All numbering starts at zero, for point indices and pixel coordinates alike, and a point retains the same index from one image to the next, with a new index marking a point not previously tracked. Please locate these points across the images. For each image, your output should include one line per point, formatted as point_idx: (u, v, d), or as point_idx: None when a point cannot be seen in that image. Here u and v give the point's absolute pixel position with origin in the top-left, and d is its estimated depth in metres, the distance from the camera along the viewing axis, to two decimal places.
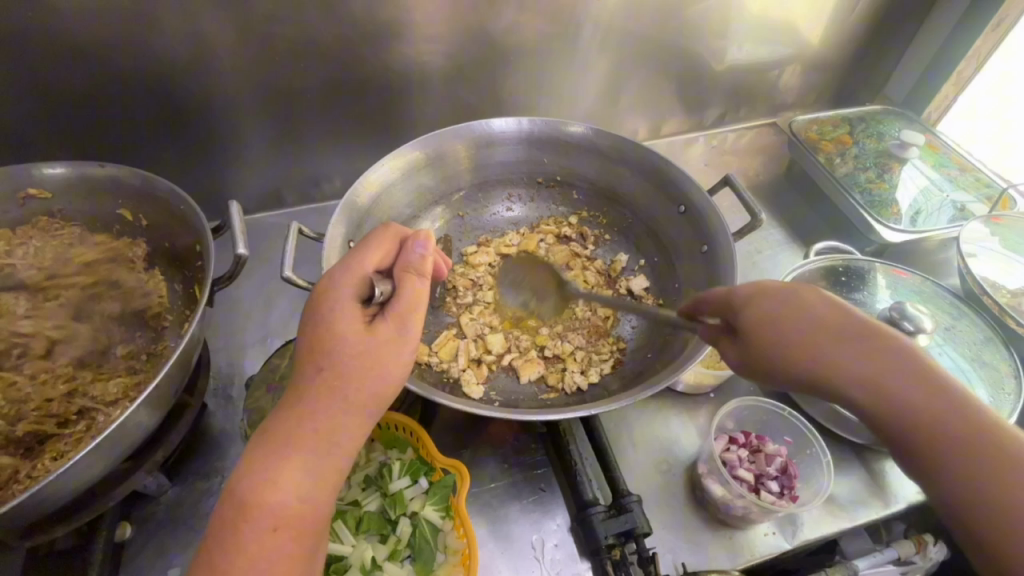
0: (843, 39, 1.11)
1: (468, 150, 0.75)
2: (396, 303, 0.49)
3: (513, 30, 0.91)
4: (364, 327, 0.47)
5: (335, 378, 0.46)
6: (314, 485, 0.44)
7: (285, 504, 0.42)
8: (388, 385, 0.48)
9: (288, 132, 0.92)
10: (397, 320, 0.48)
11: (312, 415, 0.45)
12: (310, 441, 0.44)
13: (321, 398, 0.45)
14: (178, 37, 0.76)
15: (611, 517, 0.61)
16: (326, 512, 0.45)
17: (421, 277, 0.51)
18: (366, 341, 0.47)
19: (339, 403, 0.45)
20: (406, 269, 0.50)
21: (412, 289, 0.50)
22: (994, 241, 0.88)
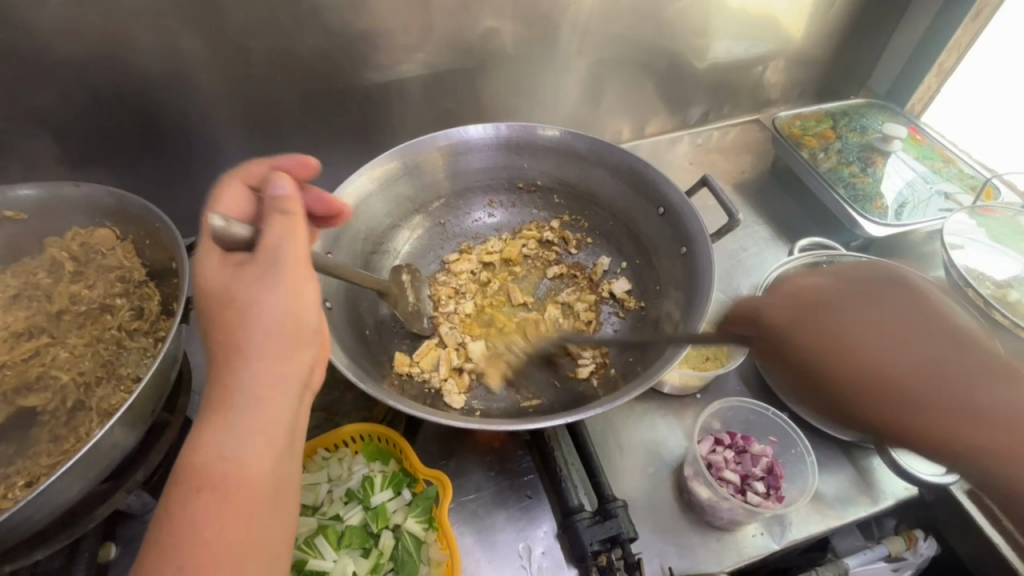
0: (823, 35, 1.11)
1: (446, 157, 0.75)
2: (263, 243, 0.46)
3: (492, 35, 0.91)
4: (239, 274, 0.45)
5: (233, 331, 0.43)
6: (245, 442, 0.41)
7: (217, 463, 0.40)
8: (288, 320, 0.44)
9: (270, 145, 0.92)
10: (262, 257, 0.45)
11: (224, 374, 0.42)
12: (230, 398, 0.42)
13: (227, 354, 0.43)
14: (153, 54, 0.76)
15: (597, 523, 0.60)
16: (273, 466, 0.41)
17: (275, 211, 0.47)
18: (244, 284, 0.44)
19: (244, 350, 0.43)
20: (269, 209, 0.48)
21: (280, 224, 0.46)
22: (980, 231, 0.87)
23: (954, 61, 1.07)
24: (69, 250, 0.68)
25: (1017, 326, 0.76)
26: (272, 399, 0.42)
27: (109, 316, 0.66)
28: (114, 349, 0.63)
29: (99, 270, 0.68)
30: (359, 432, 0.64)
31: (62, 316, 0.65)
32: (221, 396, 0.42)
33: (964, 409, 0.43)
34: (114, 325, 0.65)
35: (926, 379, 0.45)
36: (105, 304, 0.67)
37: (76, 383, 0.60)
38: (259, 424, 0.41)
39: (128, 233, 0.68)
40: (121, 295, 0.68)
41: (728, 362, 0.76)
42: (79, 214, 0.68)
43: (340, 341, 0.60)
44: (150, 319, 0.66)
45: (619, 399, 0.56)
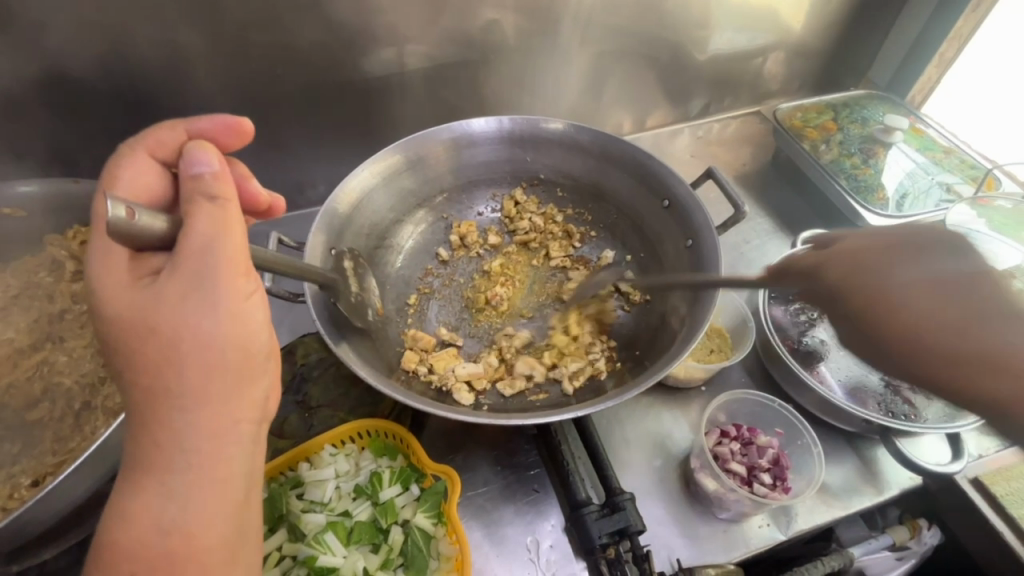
0: (824, 25, 1.11)
1: (448, 151, 0.75)
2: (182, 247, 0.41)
3: (493, 27, 0.90)
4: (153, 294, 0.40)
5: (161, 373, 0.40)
6: (192, 499, 0.39)
7: (166, 523, 0.38)
8: (227, 346, 0.42)
9: (270, 140, 0.91)
10: (186, 261, 0.41)
11: (155, 428, 0.40)
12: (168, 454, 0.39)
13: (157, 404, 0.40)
14: (151, 48, 0.75)
15: (604, 516, 0.61)
16: (225, 517, 0.40)
17: (203, 198, 0.43)
18: (168, 311, 0.40)
19: (178, 400, 0.40)
20: (190, 202, 0.43)
21: (202, 225, 0.41)
22: (982, 221, 0.87)
23: (955, 51, 1.07)
24: (69, 249, 0.67)
25: None
26: (222, 448, 0.41)
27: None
28: None
29: None
30: (365, 428, 0.64)
31: (65, 315, 0.64)
32: (158, 447, 0.39)
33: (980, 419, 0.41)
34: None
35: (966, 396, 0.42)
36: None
37: (81, 384, 0.59)
38: (204, 480, 0.40)
39: None
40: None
41: (733, 354, 0.76)
42: (78, 211, 0.67)
43: (347, 339, 0.60)
44: None
45: (630, 393, 0.56)
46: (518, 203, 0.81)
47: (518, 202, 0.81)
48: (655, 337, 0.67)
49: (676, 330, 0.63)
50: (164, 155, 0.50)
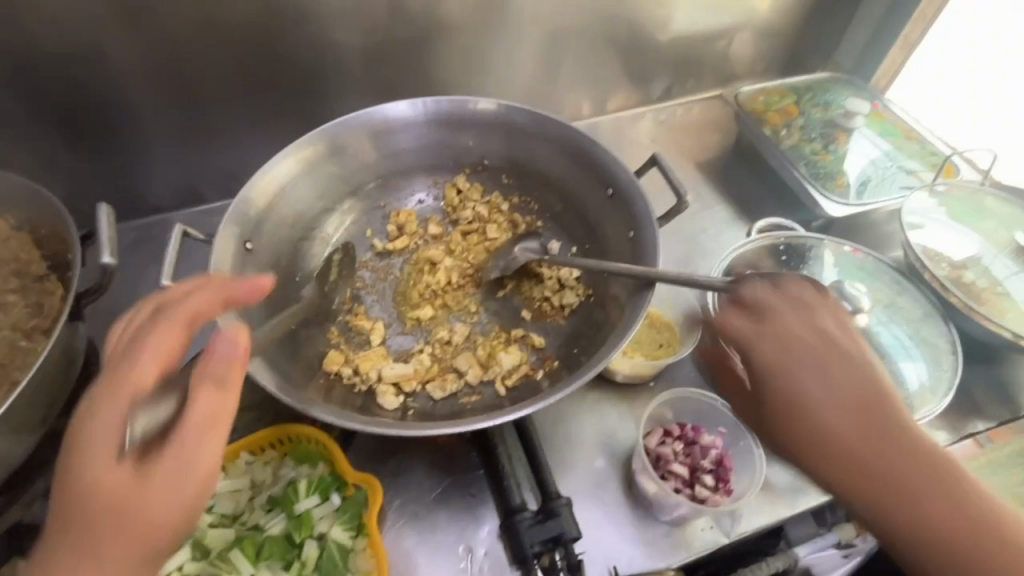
0: (788, 5, 1.07)
1: (380, 135, 0.70)
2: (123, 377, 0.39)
3: (437, 2, 0.84)
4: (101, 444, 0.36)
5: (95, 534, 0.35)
6: None
7: None
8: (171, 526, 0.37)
9: (197, 122, 0.84)
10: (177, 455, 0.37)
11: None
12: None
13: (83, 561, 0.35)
14: (52, 18, 0.69)
15: (538, 523, 0.58)
16: None
17: (216, 382, 0.39)
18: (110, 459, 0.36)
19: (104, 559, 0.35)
20: (195, 378, 0.39)
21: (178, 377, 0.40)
22: (939, 211, 0.86)
23: (919, 34, 1.04)
24: None
25: (972, 308, 0.73)
26: None
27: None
28: (6, 350, 0.57)
29: None
30: (283, 434, 0.59)
31: None
32: None
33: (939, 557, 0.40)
34: (7, 325, 0.58)
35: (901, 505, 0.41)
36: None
37: None
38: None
39: (25, 223, 0.62)
40: (16, 290, 0.61)
41: (681, 350, 0.73)
42: None
43: (254, 340, 0.55)
44: (54, 314, 0.60)
45: (557, 396, 0.53)
46: (461, 192, 0.76)
47: (461, 191, 0.76)
48: (596, 334, 0.64)
49: (615, 321, 0.62)
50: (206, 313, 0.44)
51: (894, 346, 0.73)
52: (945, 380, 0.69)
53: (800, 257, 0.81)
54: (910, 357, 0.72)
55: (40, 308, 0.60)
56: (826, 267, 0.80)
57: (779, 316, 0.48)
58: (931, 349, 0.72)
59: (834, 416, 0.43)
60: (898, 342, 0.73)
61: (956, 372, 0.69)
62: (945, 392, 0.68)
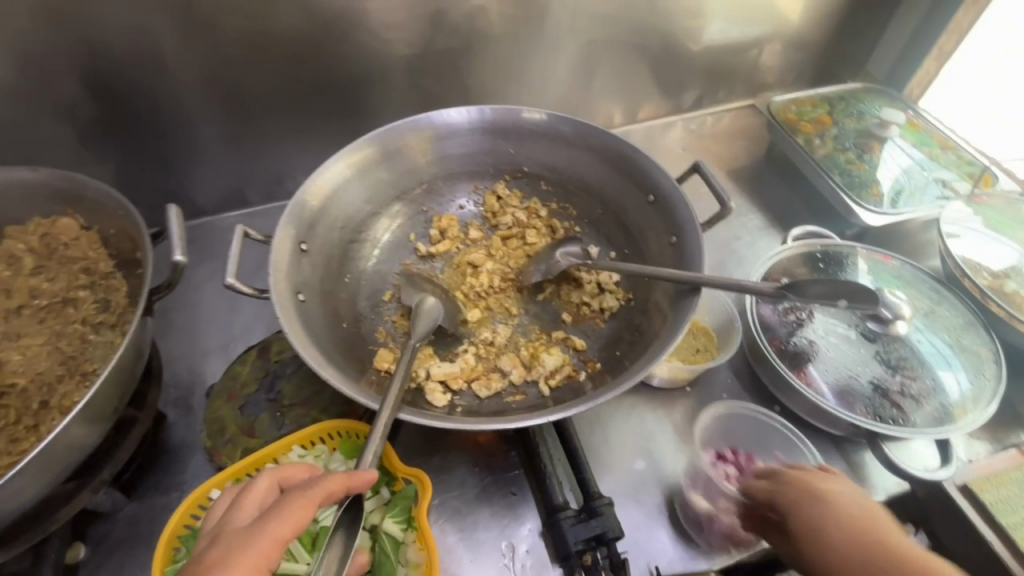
0: (821, 15, 1.07)
1: (427, 142, 0.73)
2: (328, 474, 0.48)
3: (478, 14, 0.87)
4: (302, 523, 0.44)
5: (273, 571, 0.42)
6: None
7: None
8: None
9: (247, 128, 0.88)
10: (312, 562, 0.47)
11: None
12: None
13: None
14: (118, 30, 0.73)
15: (581, 522, 0.59)
16: None
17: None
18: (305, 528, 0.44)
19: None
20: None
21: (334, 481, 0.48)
22: (977, 220, 0.86)
23: (954, 45, 1.04)
24: (28, 241, 0.64)
25: (1014, 317, 0.75)
26: None
27: (70, 309, 0.63)
28: (76, 343, 0.60)
29: (63, 261, 0.65)
30: (331, 429, 0.62)
31: (22, 310, 0.62)
32: None
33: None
34: (77, 320, 0.62)
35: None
36: (67, 298, 0.63)
37: (36, 382, 0.57)
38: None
39: (92, 222, 0.63)
40: (85, 287, 0.64)
41: (719, 355, 0.74)
42: (38, 199, 0.64)
43: (312, 337, 0.57)
44: (120, 310, 0.63)
45: (606, 395, 0.54)
46: (500, 198, 0.79)
47: (500, 197, 0.78)
48: (637, 337, 0.65)
49: (658, 326, 0.63)
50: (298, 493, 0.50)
51: (935, 355, 0.72)
52: (987, 388, 0.69)
53: (836, 264, 0.81)
54: (951, 366, 0.71)
55: (109, 304, 0.63)
56: (862, 274, 0.80)
57: (821, 506, 0.53)
58: (971, 358, 0.72)
59: (852, 545, 0.49)
60: (939, 349, 0.73)
61: (999, 381, 0.69)
62: (990, 400, 0.67)
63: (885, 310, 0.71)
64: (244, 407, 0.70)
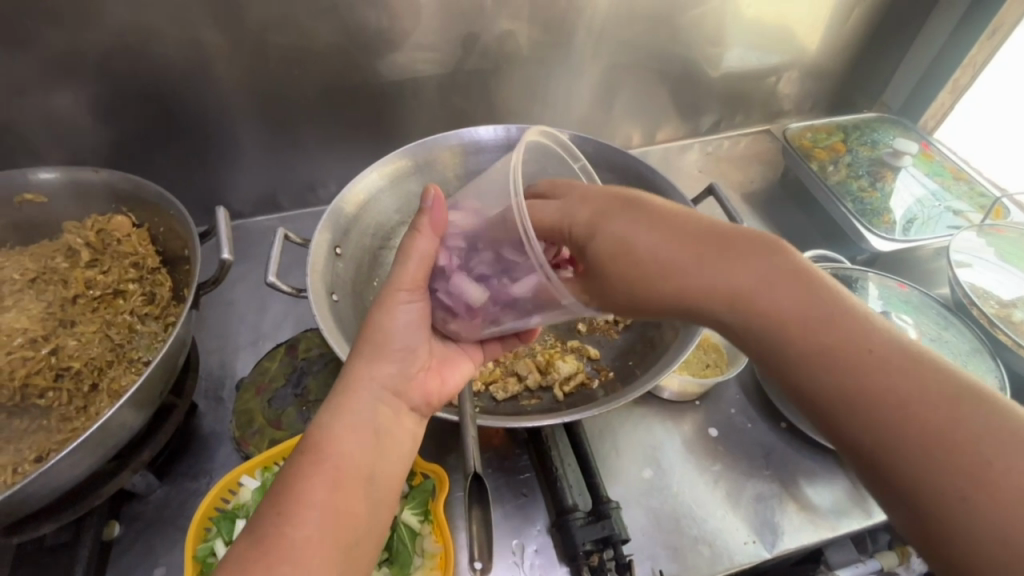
0: (838, 46, 1.11)
1: (456, 155, 0.77)
2: (413, 306, 0.53)
3: (507, 37, 0.92)
4: (368, 370, 0.50)
5: (350, 418, 0.47)
6: (346, 492, 0.44)
7: (333, 506, 0.43)
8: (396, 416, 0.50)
9: (284, 137, 0.93)
10: (429, 372, 0.55)
11: (315, 498, 0.43)
12: (294, 525, 0.41)
13: (334, 486, 0.44)
14: (175, 45, 0.78)
15: (589, 523, 0.61)
16: (358, 513, 0.44)
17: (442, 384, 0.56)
18: (368, 373, 0.50)
19: (371, 462, 0.47)
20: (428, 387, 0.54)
21: (410, 320, 0.53)
22: (989, 252, 0.87)
23: (969, 78, 1.06)
24: (84, 237, 0.69)
25: (1021, 347, 0.77)
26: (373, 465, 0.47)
27: (121, 301, 0.67)
28: (124, 333, 0.65)
29: (115, 256, 0.69)
30: None
31: (77, 300, 0.66)
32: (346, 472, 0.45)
33: (978, 475, 0.30)
34: (126, 311, 0.66)
35: (875, 358, 0.34)
36: (117, 289, 0.68)
37: (89, 367, 0.61)
38: (341, 547, 0.42)
39: (144, 221, 0.69)
40: (134, 280, 0.69)
41: (728, 370, 0.77)
42: (98, 198, 0.70)
43: (344, 334, 0.62)
44: (166, 303, 0.68)
45: (618, 402, 0.57)
46: None
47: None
48: (648, 348, 0.69)
49: (669, 341, 0.65)
50: (423, 277, 0.53)
51: None
52: None
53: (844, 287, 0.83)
54: None
55: (156, 297, 0.68)
56: (871, 299, 0.82)
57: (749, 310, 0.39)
58: None
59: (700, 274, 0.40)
60: None
61: None
62: None
63: None
64: (272, 399, 0.74)
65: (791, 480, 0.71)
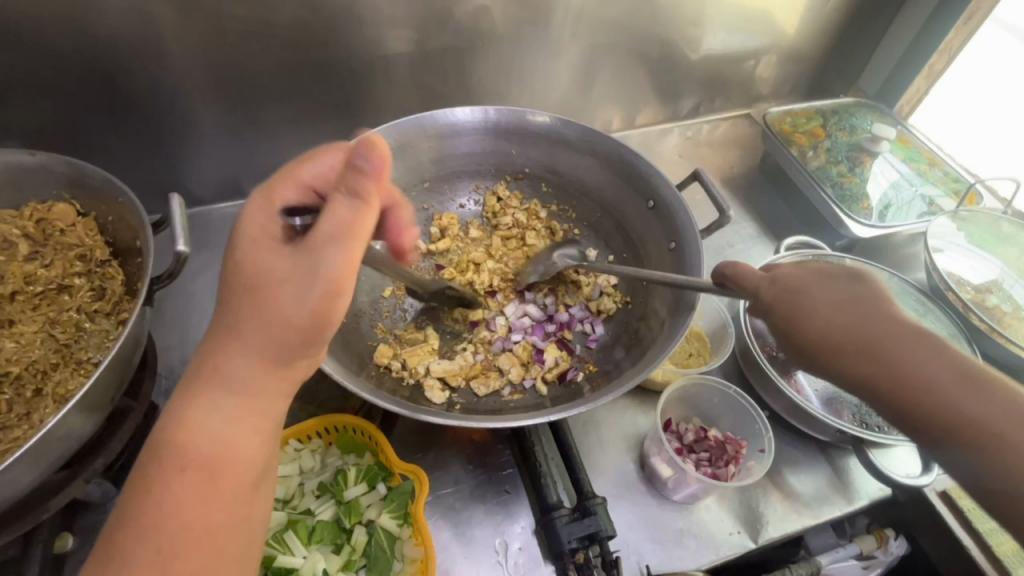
0: (816, 31, 1.10)
1: (432, 139, 0.74)
2: (316, 240, 0.42)
3: (482, 14, 0.87)
4: (240, 337, 0.42)
5: (208, 394, 0.41)
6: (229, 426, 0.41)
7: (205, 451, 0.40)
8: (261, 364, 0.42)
9: (247, 120, 0.87)
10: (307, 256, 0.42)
11: (212, 490, 0.39)
12: (147, 539, 0.37)
13: (211, 483, 0.40)
14: (121, 17, 0.71)
15: (575, 520, 0.59)
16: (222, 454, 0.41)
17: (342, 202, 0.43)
18: (235, 340, 0.42)
19: (265, 440, 0.43)
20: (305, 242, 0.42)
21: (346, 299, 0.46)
22: (960, 237, 0.88)
23: (944, 64, 1.06)
24: (20, 228, 0.63)
25: (995, 331, 0.78)
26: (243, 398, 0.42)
27: (65, 297, 0.62)
28: (71, 332, 0.60)
29: (58, 248, 0.64)
30: (330, 424, 0.62)
31: (15, 296, 0.60)
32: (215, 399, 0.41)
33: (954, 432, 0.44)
34: (72, 308, 0.61)
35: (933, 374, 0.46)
36: (62, 284, 0.62)
37: (30, 371, 0.56)
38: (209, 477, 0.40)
39: (89, 208, 0.63)
40: (80, 274, 0.63)
41: (711, 360, 0.75)
42: (36, 185, 0.63)
43: None
44: (117, 298, 0.62)
45: (606, 398, 0.55)
46: (501, 199, 0.80)
47: (501, 198, 0.80)
48: (634, 340, 0.67)
49: (656, 335, 0.63)
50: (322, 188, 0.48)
51: None
52: None
53: None
54: None
55: (106, 291, 0.63)
56: None
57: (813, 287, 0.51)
58: None
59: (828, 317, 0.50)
60: None
61: None
62: None
63: None
64: None
65: (775, 469, 0.70)
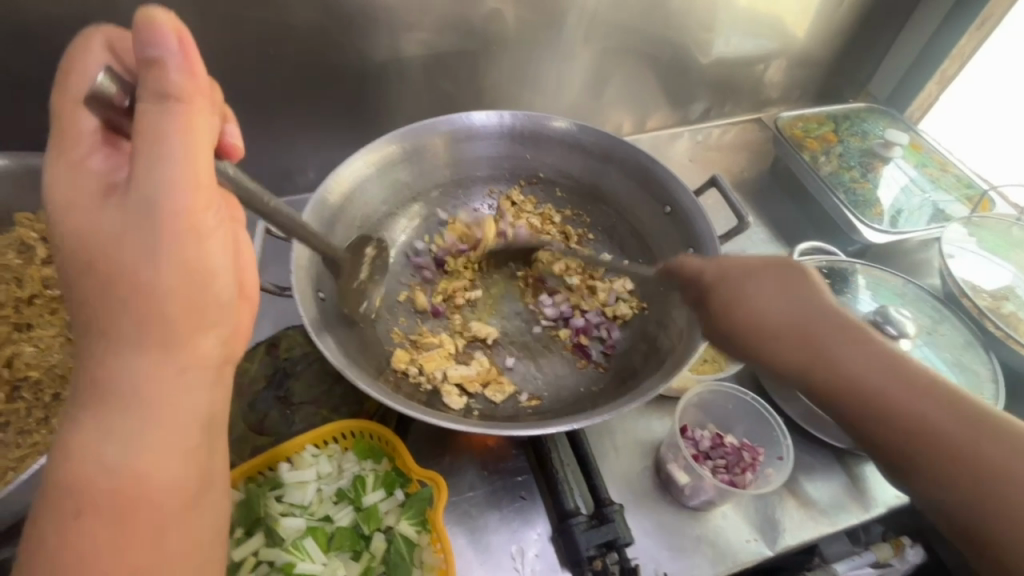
0: (827, 36, 1.10)
1: (448, 143, 0.74)
2: (139, 179, 0.35)
3: (495, 17, 0.87)
4: (111, 338, 0.35)
5: (105, 412, 0.34)
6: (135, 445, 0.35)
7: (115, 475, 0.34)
8: (154, 351, 0.36)
9: (261, 122, 0.87)
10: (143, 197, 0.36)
11: (128, 513, 0.34)
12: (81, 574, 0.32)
13: (128, 507, 0.34)
14: (137, 20, 0.71)
15: (593, 527, 0.59)
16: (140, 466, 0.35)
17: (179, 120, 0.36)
18: (105, 344, 0.35)
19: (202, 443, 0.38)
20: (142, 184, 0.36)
21: (223, 249, 0.40)
22: (974, 243, 0.88)
23: (956, 69, 1.06)
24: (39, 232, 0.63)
25: (1010, 337, 0.78)
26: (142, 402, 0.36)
27: None
28: None
29: None
30: (347, 429, 0.62)
31: (33, 300, 0.61)
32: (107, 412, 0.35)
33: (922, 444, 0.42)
34: None
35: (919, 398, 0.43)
36: None
37: (49, 375, 0.56)
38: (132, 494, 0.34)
39: None
40: None
41: (727, 366, 0.75)
42: None
43: (334, 337, 0.58)
44: None
45: (628, 405, 0.55)
46: (515, 204, 0.79)
47: (515, 202, 0.79)
48: (652, 347, 0.67)
49: (675, 343, 0.63)
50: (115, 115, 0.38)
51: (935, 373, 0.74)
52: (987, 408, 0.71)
53: (840, 280, 0.82)
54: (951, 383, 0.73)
55: None
56: (862, 291, 0.81)
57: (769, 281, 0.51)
58: (970, 378, 0.73)
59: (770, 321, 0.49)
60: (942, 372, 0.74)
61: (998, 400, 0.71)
62: None
63: (888, 326, 0.73)
64: None
65: (791, 476, 0.70)
